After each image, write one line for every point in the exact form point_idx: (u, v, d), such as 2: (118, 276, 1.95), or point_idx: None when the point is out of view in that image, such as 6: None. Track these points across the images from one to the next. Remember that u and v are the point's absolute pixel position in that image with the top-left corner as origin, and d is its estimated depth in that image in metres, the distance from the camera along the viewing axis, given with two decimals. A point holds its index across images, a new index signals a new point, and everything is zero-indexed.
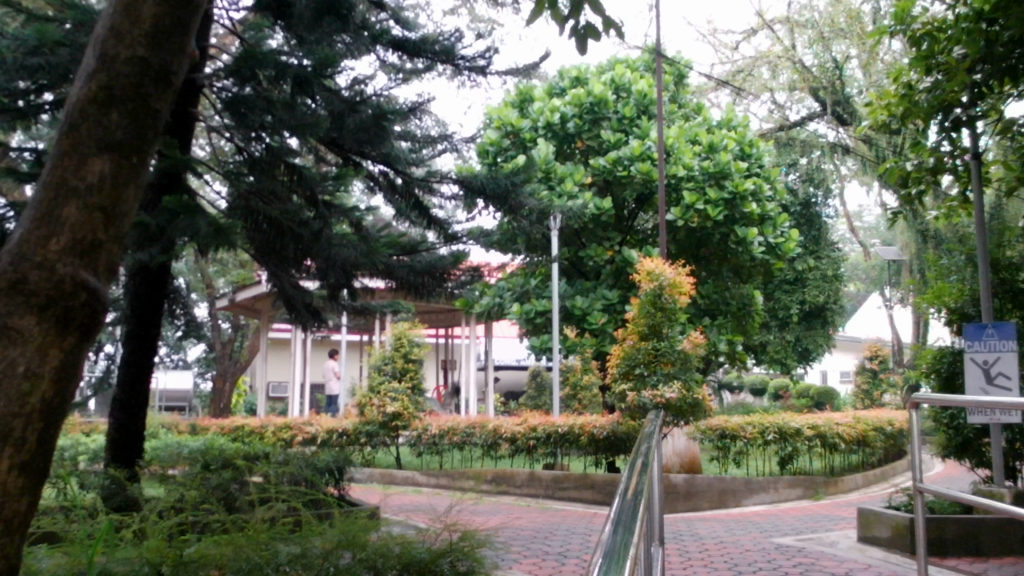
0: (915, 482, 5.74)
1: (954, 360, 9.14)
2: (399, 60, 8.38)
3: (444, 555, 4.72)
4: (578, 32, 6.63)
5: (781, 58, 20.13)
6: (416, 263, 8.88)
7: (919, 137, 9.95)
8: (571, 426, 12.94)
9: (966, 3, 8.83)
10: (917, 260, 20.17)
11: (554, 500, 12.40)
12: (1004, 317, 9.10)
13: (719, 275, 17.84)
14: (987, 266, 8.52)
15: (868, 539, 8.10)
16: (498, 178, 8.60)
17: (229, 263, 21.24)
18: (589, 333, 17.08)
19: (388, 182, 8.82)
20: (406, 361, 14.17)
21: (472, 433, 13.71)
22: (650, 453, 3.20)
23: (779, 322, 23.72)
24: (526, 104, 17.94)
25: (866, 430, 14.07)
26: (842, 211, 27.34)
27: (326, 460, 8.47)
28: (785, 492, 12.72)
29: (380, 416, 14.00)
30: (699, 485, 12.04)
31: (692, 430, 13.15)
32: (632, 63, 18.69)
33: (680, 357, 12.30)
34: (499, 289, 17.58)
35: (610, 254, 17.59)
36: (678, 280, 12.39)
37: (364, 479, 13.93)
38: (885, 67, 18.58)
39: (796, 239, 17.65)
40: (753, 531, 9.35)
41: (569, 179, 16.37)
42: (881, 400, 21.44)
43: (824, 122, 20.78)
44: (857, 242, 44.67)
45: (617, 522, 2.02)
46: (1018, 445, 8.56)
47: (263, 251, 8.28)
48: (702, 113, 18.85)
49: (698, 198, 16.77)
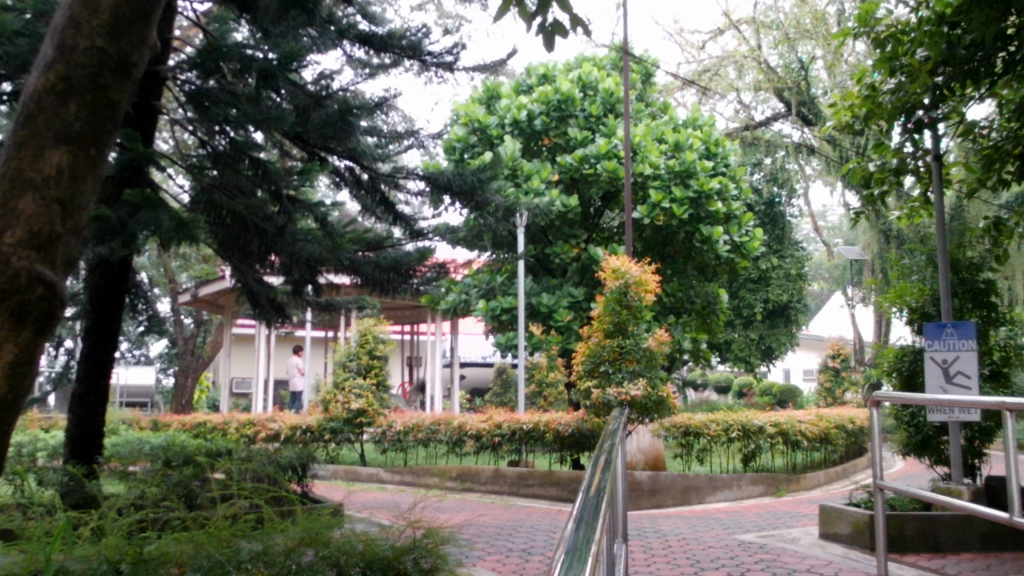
0: (876, 480, 5.83)
1: (915, 359, 9.25)
2: (366, 54, 8.33)
3: (407, 552, 4.69)
4: (545, 29, 6.63)
5: (747, 58, 20.32)
6: (382, 259, 8.80)
7: (883, 138, 10.02)
8: (536, 423, 12.96)
9: (929, 6, 8.94)
10: (879, 260, 20.38)
11: (519, 496, 12.42)
12: (964, 317, 9.22)
13: (684, 274, 17.93)
14: (947, 266, 8.62)
15: (829, 535, 8.18)
16: (465, 174, 8.67)
17: (192, 258, 21.04)
18: (555, 330, 17.11)
19: (354, 177, 8.79)
20: (371, 357, 14.11)
21: (438, 429, 13.68)
22: (613, 450, 3.20)
23: (743, 321, 23.91)
24: (492, 100, 17.95)
25: (828, 428, 14.20)
26: (807, 211, 27.59)
27: (289, 457, 8.41)
28: (748, 489, 12.82)
29: (344, 412, 13.91)
30: (663, 482, 12.12)
31: (657, 427, 13.23)
32: (599, 61, 18.70)
33: (645, 355, 12.36)
34: (465, 286, 17.57)
35: (576, 251, 17.62)
36: (644, 278, 12.44)
37: (328, 476, 13.84)
38: (849, 68, 18.80)
39: (760, 238, 17.79)
40: (716, 529, 9.41)
41: (535, 177, 16.40)
42: (843, 398, 21.61)
43: (789, 122, 21.02)
44: (819, 241, 45.19)
45: (580, 519, 2.02)
46: (976, 443, 8.69)
47: (227, 245, 8.22)
48: (668, 112, 18.92)
49: (664, 196, 16.85)
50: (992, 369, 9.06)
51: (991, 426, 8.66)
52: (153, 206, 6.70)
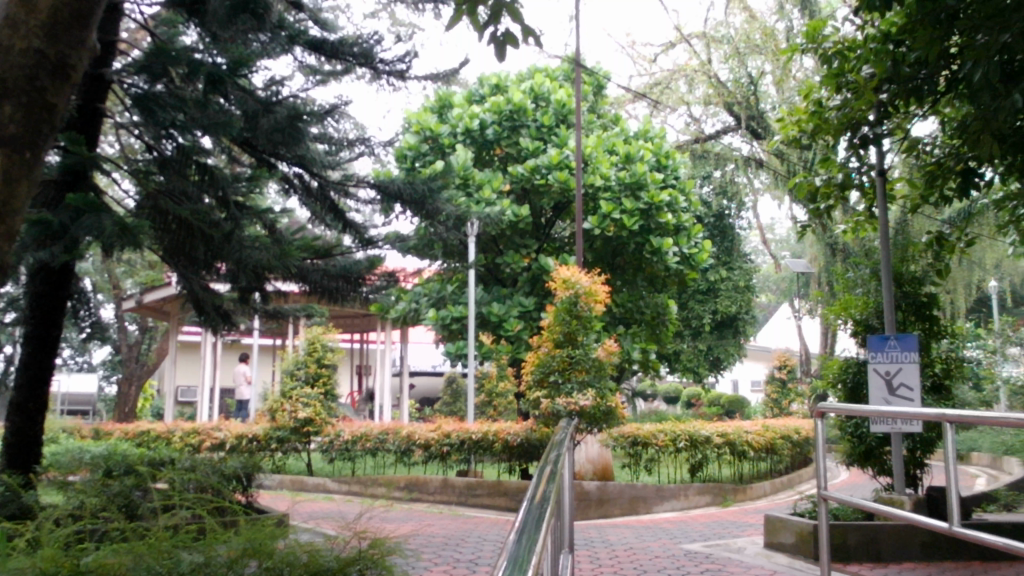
0: (820, 490, 5.90)
1: (859, 372, 9.39)
2: (317, 61, 8.34)
3: (352, 565, 4.60)
4: (497, 39, 6.65)
5: (697, 72, 20.50)
6: (331, 267, 8.74)
7: (829, 153, 10.19)
8: (485, 432, 12.96)
9: (875, 24, 9.13)
10: (825, 273, 20.69)
11: (467, 506, 12.41)
12: (907, 330, 9.36)
13: (634, 284, 18.06)
14: (890, 281, 8.77)
15: (774, 545, 8.27)
16: (415, 183, 8.70)
17: (138, 264, 20.74)
18: (505, 339, 17.13)
19: (303, 184, 8.72)
20: (319, 366, 13.98)
21: (386, 439, 13.59)
22: (559, 462, 3.19)
23: (692, 332, 24.08)
24: (444, 109, 17.98)
25: (774, 438, 14.33)
26: (755, 223, 27.97)
27: (234, 467, 8.30)
28: (695, 499, 12.92)
29: (291, 421, 13.75)
30: (610, 492, 12.16)
31: (605, 437, 13.29)
32: (551, 72, 18.78)
33: (594, 365, 12.40)
34: (415, 295, 17.54)
35: (527, 261, 17.63)
36: (593, 288, 12.54)
37: (274, 486, 13.66)
38: (797, 84, 19.13)
39: (709, 250, 17.96)
40: (663, 539, 9.45)
41: (487, 187, 16.46)
42: (789, 408, 21.84)
43: (738, 135, 21.41)
44: (767, 254, 45.84)
45: (522, 530, 2.00)
46: (918, 454, 8.83)
47: (172, 252, 7.99)
48: (620, 124, 19.02)
49: (615, 208, 16.98)
50: (933, 382, 9.21)
51: (932, 437, 8.81)
52: (96, 211, 6.59)
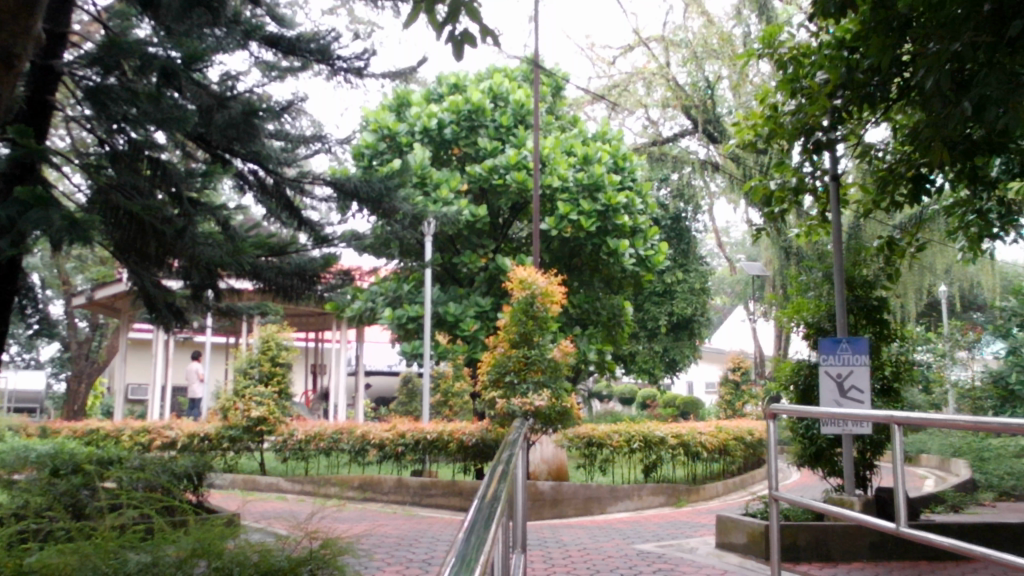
0: (771, 491, 5.95)
1: (810, 374, 9.51)
2: (275, 57, 8.25)
3: (304, 564, 4.57)
4: (455, 38, 6.64)
5: (655, 75, 20.65)
6: (286, 265, 8.66)
7: (783, 157, 10.31)
8: (440, 433, 12.95)
9: (829, 31, 9.25)
10: (780, 276, 20.92)
11: (421, 506, 12.38)
12: (858, 333, 9.48)
13: (590, 285, 18.15)
14: (843, 284, 8.88)
15: (726, 545, 8.34)
16: (372, 181, 8.67)
17: (88, 259, 20.42)
18: (461, 340, 17.13)
19: (258, 181, 8.62)
20: (273, 365, 13.88)
21: (340, 438, 13.52)
22: (513, 462, 3.17)
23: (648, 334, 24.21)
24: (403, 108, 17.92)
25: (727, 439, 14.44)
26: (712, 226, 28.23)
27: (184, 466, 8.20)
28: (649, 499, 12.99)
29: (244, 420, 13.61)
30: (565, 492, 12.21)
31: (560, 437, 13.31)
32: (510, 72, 18.80)
33: (550, 365, 12.45)
34: (371, 294, 17.45)
35: (484, 261, 17.61)
36: (549, 289, 12.58)
37: (226, 486, 13.50)
38: (754, 89, 19.33)
39: (665, 252, 18.08)
40: (615, 539, 9.50)
41: (444, 186, 16.46)
42: (743, 410, 22.03)
43: (695, 138, 21.66)
44: (722, 256, 46.24)
45: (471, 529, 1.99)
46: (867, 455, 8.96)
47: (123, 248, 7.86)
48: (578, 125, 19.11)
49: (572, 209, 17.04)
50: (883, 384, 9.36)
51: (881, 439, 8.94)
52: (44, 204, 6.47)
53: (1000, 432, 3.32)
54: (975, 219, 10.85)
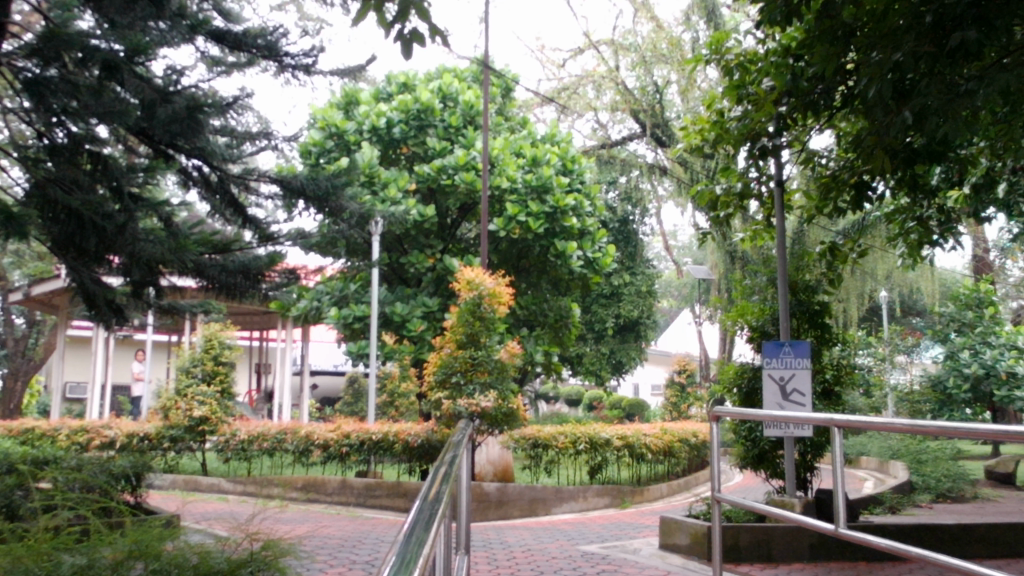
0: (714, 492, 6.02)
1: (754, 377, 9.63)
2: (220, 52, 8.17)
3: (244, 566, 4.51)
4: (404, 36, 6.61)
5: (605, 78, 20.89)
6: (230, 263, 8.49)
7: (729, 162, 10.41)
8: (385, 433, 12.89)
9: (775, 38, 9.40)
10: (725, 279, 21.15)
11: (366, 508, 12.29)
12: (800, 337, 9.61)
13: (538, 287, 18.20)
14: (786, 288, 9.00)
15: (669, 545, 8.40)
16: (319, 178, 8.61)
17: (26, 255, 20.00)
18: (408, 340, 17.10)
19: (202, 178, 8.47)
20: (216, 363, 13.73)
21: (283, 438, 13.38)
22: (456, 463, 3.11)
23: (595, 335, 24.32)
24: (351, 106, 17.81)
25: (672, 441, 14.55)
26: (659, 229, 28.51)
27: (123, 466, 8.05)
28: (594, 500, 13.05)
29: (186, 420, 13.41)
30: (510, 493, 12.23)
31: (506, 438, 13.33)
32: (460, 72, 18.82)
33: (497, 366, 12.46)
34: (318, 293, 17.32)
35: (432, 261, 17.57)
36: (497, 289, 12.58)
37: (165, 487, 13.28)
38: (702, 94, 19.51)
39: (613, 255, 18.16)
40: (560, 540, 9.52)
41: (393, 186, 16.40)
42: (688, 411, 22.22)
43: (643, 142, 21.82)
44: (670, 259, 46.60)
45: (411, 531, 1.96)
46: (808, 457, 9.08)
47: (62, 243, 7.70)
48: (528, 127, 19.11)
49: (520, 210, 17.08)
50: (824, 387, 9.51)
51: (822, 441, 9.07)
52: None
53: (939, 436, 3.37)
54: (915, 226, 11.04)
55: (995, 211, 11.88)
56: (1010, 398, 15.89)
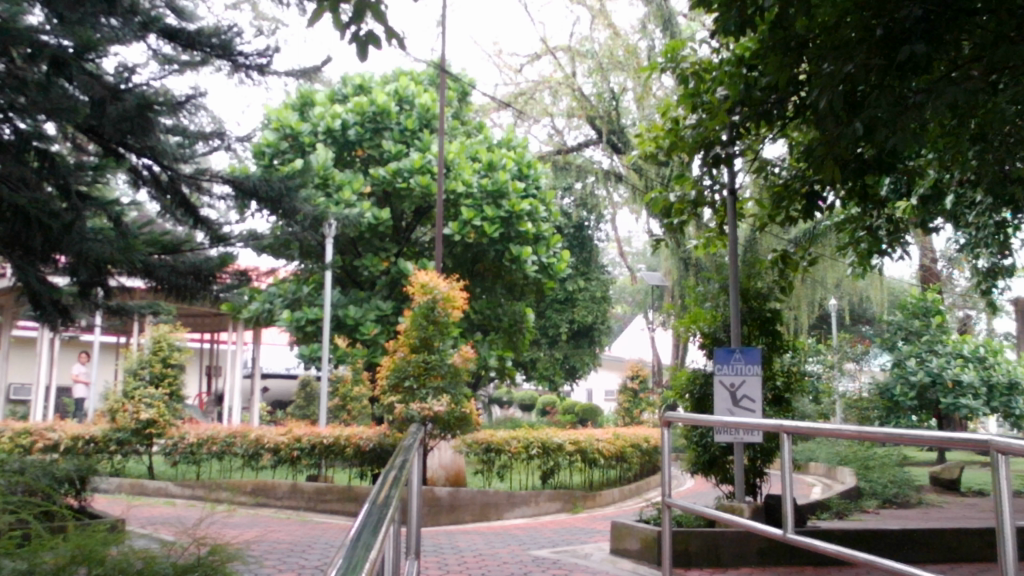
0: (665, 498, 6.06)
1: (705, 383, 9.72)
2: (174, 50, 8.02)
3: (190, 570, 4.50)
4: (359, 39, 6.58)
5: (561, 84, 20.97)
6: (179, 264, 8.45)
7: (684, 170, 10.48)
8: (337, 437, 12.80)
9: (729, 48, 9.50)
10: (679, 286, 21.30)
11: (316, 512, 12.20)
12: (751, 344, 9.69)
13: (493, 291, 18.18)
14: (737, 295, 9.06)
15: (619, 550, 8.43)
16: (272, 180, 8.53)
17: None
18: (361, 343, 17.00)
19: (153, 177, 8.31)
20: (164, 366, 13.49)
21: (233, 442, 13.25)
22: (406, 467, 3.05)
23: (549, 340, 24.36)
24: (306, 107, 17.69)
25: (624, 446, 14.63)
26: (614, 235, 28.66)
27: (66, 469, 7.91)
28: (545, 506, 13.08)
29: (133, 423, 13.22)
30: (462, 498, 12.20)
31: (458, 443, 13.33)
32: (416, 76, 18.79)
33: (450, 370, 12.45)
34: (270, 295, 17.15)
35: (386, 264, 17.50)
36: (451, 294, 12.55)
37: (111, 490, 13.07)
38: (657, 102, 19.61)
39: (567, 260, 18.19)
40: (511, 545, 9.52)
41: (347, 188, 16.33)
42: (640, 417, 22.33)
43: (599, 148, 21.90)
44: (624, 265, 46.92)
45: (358, 538, 1.92)
46: (758, 463, 9.17)
47: (6, 242, 7.54)
48: (484, 132, 19.09)
49: (476, 215, 17.10)
50: (774, 394, 9.60)
51: (772, 447, 9.17)
52: None
53: (884, 442, 3.43)
54: (864, 236, 11.19)
55: (942, 222, 12.10)
56: (955, 406, 16.20)
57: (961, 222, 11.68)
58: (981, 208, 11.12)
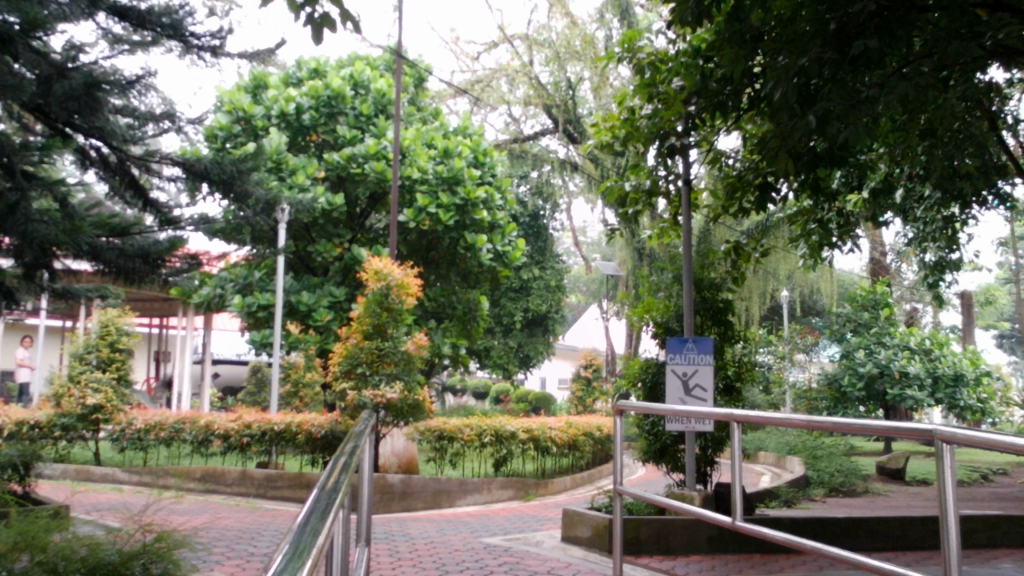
0: (616, 486, 6.09)
1: (658, 372, 9.77)
2: (124, 30, 7.80)
3: (133, 557, 4.58)
4: (314, 20, 6.50)
5: (518, 73, 20.94)
6: (128, 247, 8.20)
7: (639, 160, 10.52)
8: (288, 424, 12.71)
9: (686, 39, 9.55)
10: (633, 276, 21.41)
11: (266, 499, 12.11)
12: (704, 334, 9.74)
13: (447, 279, 18.12)
14: (691, 284, 9.11)
15: (571, 538, 8.46)
16: (224, 163, 8.42)
17: None
18: (313, 330, 16.88)
19: (101, 159, 8.18)
20: (112, 350, 13.40)
21: (182, 428, 13.06)
22: (356, 453, 3.02)
23: (503, 329, 24.37)
24: (259, 90, 17.49)
25: (576, 435, 14.70)
26: (569, 225, 28.75)
27: (9, 455, 7.76)
28: (497, 493, 13.10)
29: (78, 408, 13.01)
30: (414, 485, 12.17)
31: (411, 431, 13.32)
32: (372, 60, 18.67)
33: (403, 358, 12.39)
34: (221, 280, 16.94)
35: (339, 251, 17.36)
36: (406, 281, 12.48)
37: (55, 476, 12.84)
38: (614, 92, 19.65)
39: (522, 249, 18.18)
40: (463, 532, 9.51)
41: (300, 172, 16.19)
42: (593, 405, 22.43)
43: (555, 137, 21.91)
44: (579, 255, 47.14)
45: (306, 521, 1.90)
46: (709, 451, 9.26)
47: None
48: (439, 118, 18.99)
49: (431, 202, 17.03)
50: (725, 383, 9.70)
51: (723, 436, 9.26)
52: None
53: (832, 431, 3.46)
54: (815, 228, 11.31)
55: (892, 216, 12.27)
56: (901, 397, 16.55)
57: (909, 216, 11.86)
58: (930, 202, 11.29)
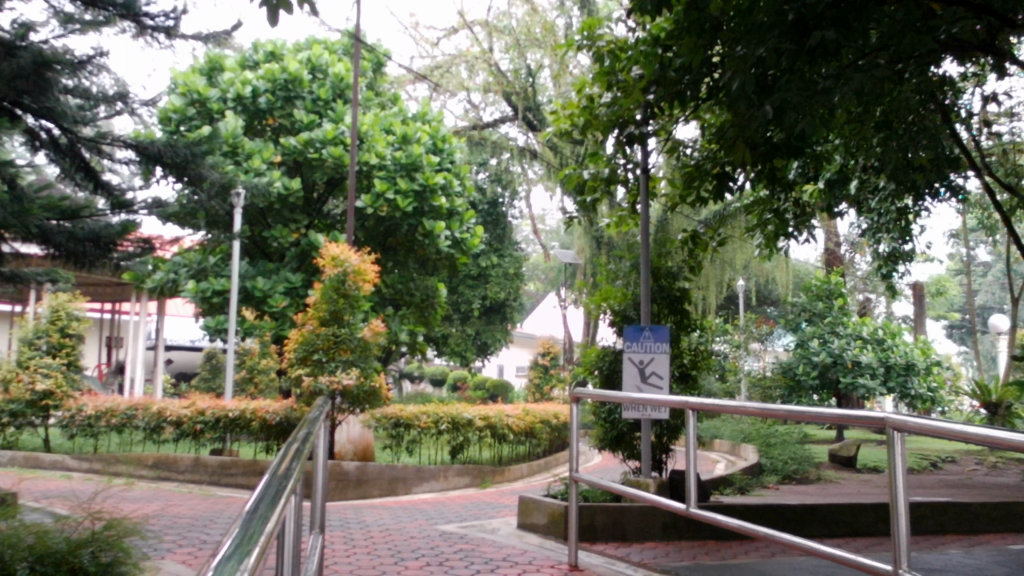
0: (572, 473, 6.10)
1: (614, 360, 9.82)
2: (76, 9, 7.64)
3: (82, 545, 4.56)
4: (270, 2, 6.40)
5: (478, 60, 20.79)
6: (77, 230, 7.92)
7: (597, 148, 10.53)
8: (243, 410, 12.57)
9: (645, 28, 9.55)
10: (591, 264, 21.47)
11: (220, 486, 12.00)
12: (660, 322, 9.79)
13: (405, 267, 18.04)
14: (647, 272, 9.15)
15: (527, 525, 8.49)
16: (177, 146, 8.27)
17: None
18: (269, 316, 16.73)
19: (50, 140, 8.01)
20: (62, 336, 13.60)
21: (134, 415, 12.82)
22: (309, 441, 2.97)
23: (461, 316, 24.27)
24: (215, 72, 17.28)
25: (533, 422, 14.73)
26: (528, 213, 28.79)
27: None
28: (454, 481, 13.11)
29: (27, 394, 12.96)
30: (370, 472, 12.10)
31: (367, 418, 13.29)
32: (330, 45, 18.53)
33: (360, 345, 12.34)
34: (175, 265, 16.72)
35: (296, 236, 17.18)
36: (362, 267, 12.39)
37: (4, 463, 12.64)
38: (573, 80, 19.65)
39: (480, 236, 18.13)
40: (418, 519, 9.49)
41: (256, 156, 16.03)
42: (550, 393, 22.49)
43: (514, 125, 21.89)
44: (538, 242, 47.23)
45: (255, 508, 1.86)
46: (664, 439, 9.32)
47: None
48: (398, 104, 18.86)
49: (389, 187, 16.93)
50: (681, 371, 9.77)
51: (678, 424, 9.32)
52: None
53: (786, 419, 3.48)
54: (771, 218, 11.40)
55: (847, 207, 12.41)
56: (853, 386, 16.80)
57: (864, 207, 11.99)
58: (884, 193, 11.43)
